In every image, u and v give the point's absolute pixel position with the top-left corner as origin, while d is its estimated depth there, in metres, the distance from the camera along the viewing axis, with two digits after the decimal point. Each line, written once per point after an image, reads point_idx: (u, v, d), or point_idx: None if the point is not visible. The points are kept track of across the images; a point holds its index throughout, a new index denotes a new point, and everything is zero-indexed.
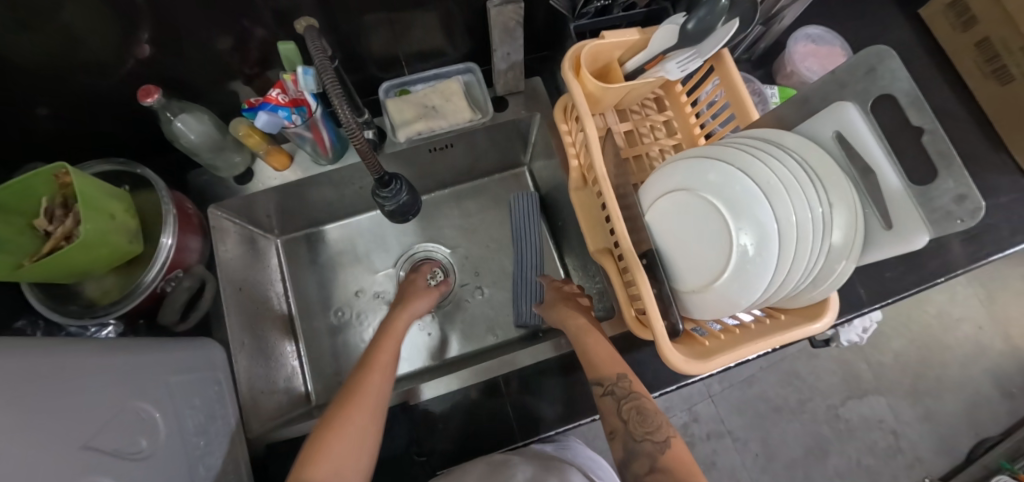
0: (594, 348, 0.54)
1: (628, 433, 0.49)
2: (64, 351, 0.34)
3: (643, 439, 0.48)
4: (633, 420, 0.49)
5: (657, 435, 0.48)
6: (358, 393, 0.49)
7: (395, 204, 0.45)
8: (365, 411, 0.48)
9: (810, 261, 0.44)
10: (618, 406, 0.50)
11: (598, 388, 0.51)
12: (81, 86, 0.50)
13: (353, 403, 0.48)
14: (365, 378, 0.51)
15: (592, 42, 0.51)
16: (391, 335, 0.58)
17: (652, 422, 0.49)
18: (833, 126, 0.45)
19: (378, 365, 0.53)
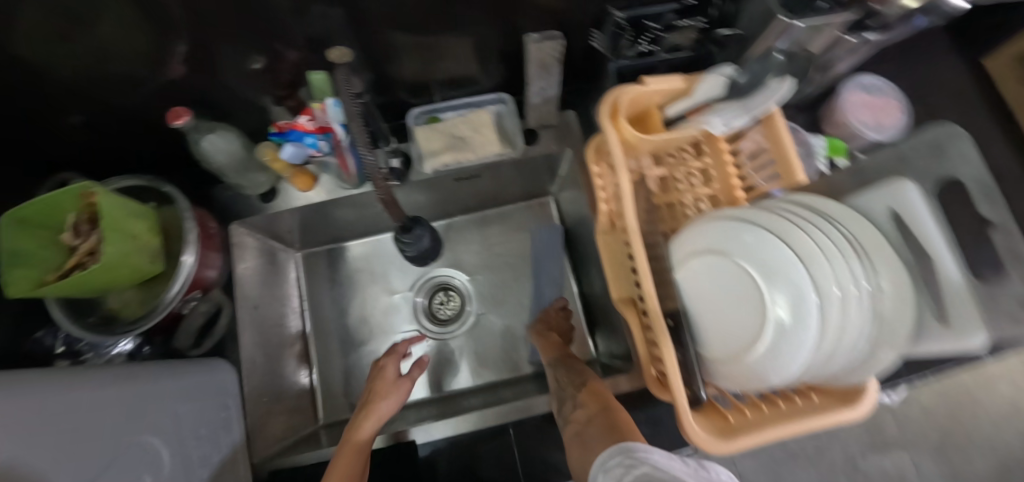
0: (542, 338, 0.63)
1: (558, 389, 0.53)
2: (77, 385, 0.35)
3: (567, 389, 0.51)
4: (562, 376, 0.54)
5: (578, 381, 0.51)
6: (340, 458, 0.46)
7: (416, 248, 0.51)
8: (341, 478, 0.44)
9: (851, 344, 0.41)
10: (553, 371, 0.56)
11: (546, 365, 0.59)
12: (116, 101, 0.50)
13: (331, 470, 0.45)
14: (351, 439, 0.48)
15: (633, 89, 0.49)
16: (386, 380, 0.54)
17: (576, 374, 0.52)
18: (886, 203, 0.42)
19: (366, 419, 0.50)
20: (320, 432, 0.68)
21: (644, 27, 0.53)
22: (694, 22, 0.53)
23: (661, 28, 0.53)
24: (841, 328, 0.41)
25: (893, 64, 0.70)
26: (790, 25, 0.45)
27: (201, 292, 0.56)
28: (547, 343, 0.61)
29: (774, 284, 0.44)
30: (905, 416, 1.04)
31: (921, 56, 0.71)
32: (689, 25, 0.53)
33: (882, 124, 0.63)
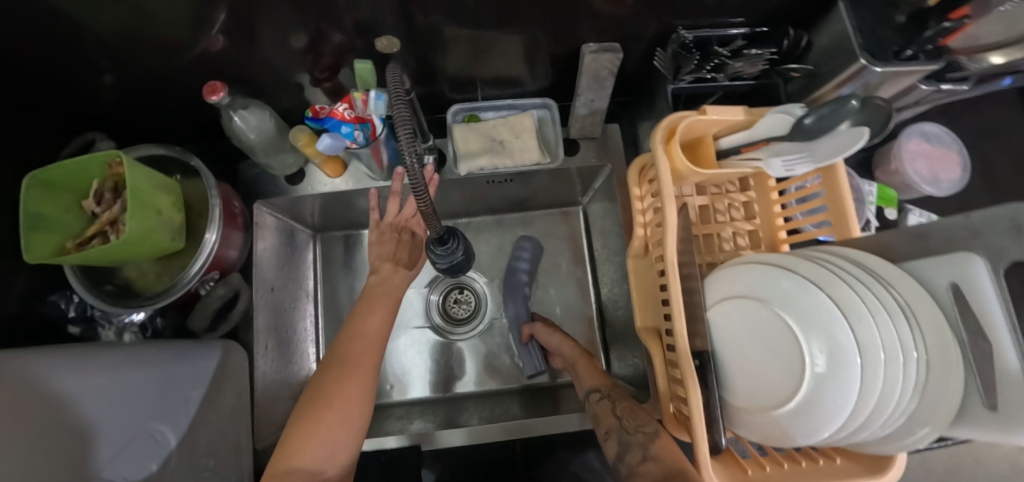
0: (587, 365, 0.62)
1: (622, 427, 0.51)
2: (71, 376, 0.37)
3: (634, 431, 0.50)
4: (626, 416, 0.52)
5: (648, 427, 0.50)
6: (344, 371, 0.46)
7: (446, 263, 0.43)
8: (354, 391, 0.45)
9: (888, 417, 0.39)
10: (613, 406, 0.54)
11: (596, 394, 0.57)
12: (149, 67, 0.48)
13: (345, 377, 0.46)
14: (354, 356, 0.47)
15: (693, 116, 0.46)
16: (382, 302, 0.51)
17: (644, 418, 0.51)
18: (950, 275, 0.38)
19: (368, 334, 0.49)
20: None
21: (710, 51, 0.50)
22: (762, 52, 0.48)
23: (727, 54, 0.49)
24: (880, 401, 0.39)
25: (958, 112, 0.66)
26: (867, 68, 0.44)
27: (220, 274, 0.55)
28: (589, 369, 0.61)
29: (813, 343, 0.42)
30: None
31: (991, 106, 0.67)
32: (758, 55, 0.48)
33: (938, 178, 0.61)
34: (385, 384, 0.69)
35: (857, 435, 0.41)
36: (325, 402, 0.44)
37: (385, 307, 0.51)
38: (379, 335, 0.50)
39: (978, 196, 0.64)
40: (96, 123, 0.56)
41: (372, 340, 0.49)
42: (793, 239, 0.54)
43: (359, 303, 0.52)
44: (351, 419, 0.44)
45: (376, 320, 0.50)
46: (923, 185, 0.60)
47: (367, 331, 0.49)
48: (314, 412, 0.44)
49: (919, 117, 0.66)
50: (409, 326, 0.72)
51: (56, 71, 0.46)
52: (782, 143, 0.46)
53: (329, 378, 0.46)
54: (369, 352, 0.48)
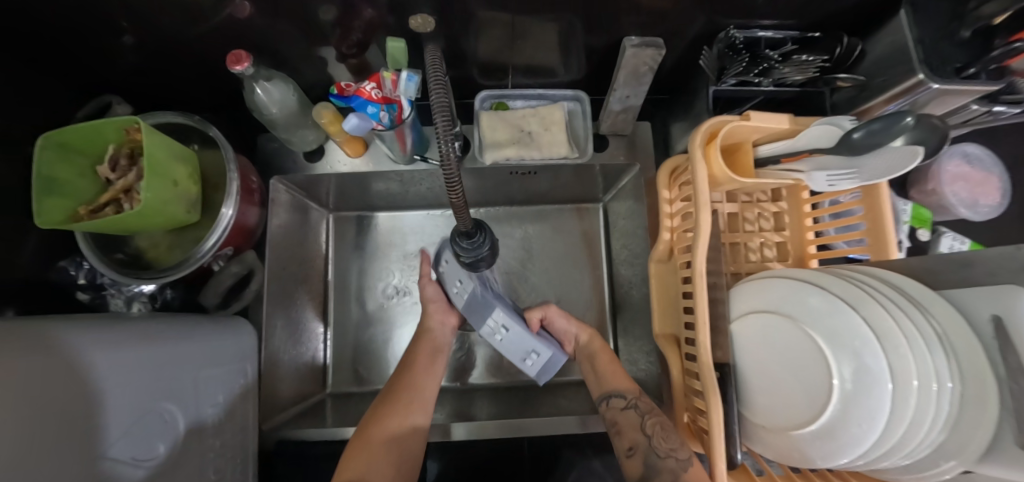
0: (611, 368, 0.57)
1: (651, 447, 0.46)
2: (94, 339, 0.33)
3: (666, 455, 0.45)
4: (657, 435, 0.47)
5: (681, 453, 0.45)
6: (401, 400, 0.52)
7: (472, 257, 0.41)
8: (407, 409, 0.51)
9: (915, 446, 0.39)
10: (641, 420, 0.49)
11: (620, 401, 0.52)
12: (171, 30, 0.46)
13: (404, 398, 0.52)
14: (404, 382, 0.54)
15: (736, 121, 0.44)
16: (433, 346, 0.59)
17: (675, 440, 0.47)
18: (993, 308, 0.37)
19: (419, 369, 0.56)
20: (326, 400, 0.67)
21: (759, 54, 0.47)
22: (813, 59, 0.46)
23: (776, 59, 0.47)
24: (908, 429, 0.38)
25: (1001, 134, 0.64)
26: (923, 83, 0.42)
27: (234, 251, 0.54)
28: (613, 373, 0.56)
29: (844, 368, 0.41)
30: None
31: None
32: (808, 61, 0.46)
33: (977, 202, 0.59)
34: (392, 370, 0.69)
35: (879, 461, 0.41)
36: (380, 417, 0.50)
37: (430, 351, 0.59)
38: (429, 370, 0.57)
39: (1013, 222, 0.62)
40: (111, 85, 0.54)
41: (427, 380, 0.56)
42: (823, 255, 0.53)
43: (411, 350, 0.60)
44: (402, 427, 0.49)
45: (426, 364, 0.57)
46: (960, 208, 0.58)
47: (418, 366, 0.57)
48: (373, 423, 0.49)
49: (959, 137, 0.64)
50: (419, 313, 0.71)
51: (74, 29, 0.43)
52: (826, 156, 0.44)
53: (386, 399, 0.52)
54: (421, 382, 0.55)
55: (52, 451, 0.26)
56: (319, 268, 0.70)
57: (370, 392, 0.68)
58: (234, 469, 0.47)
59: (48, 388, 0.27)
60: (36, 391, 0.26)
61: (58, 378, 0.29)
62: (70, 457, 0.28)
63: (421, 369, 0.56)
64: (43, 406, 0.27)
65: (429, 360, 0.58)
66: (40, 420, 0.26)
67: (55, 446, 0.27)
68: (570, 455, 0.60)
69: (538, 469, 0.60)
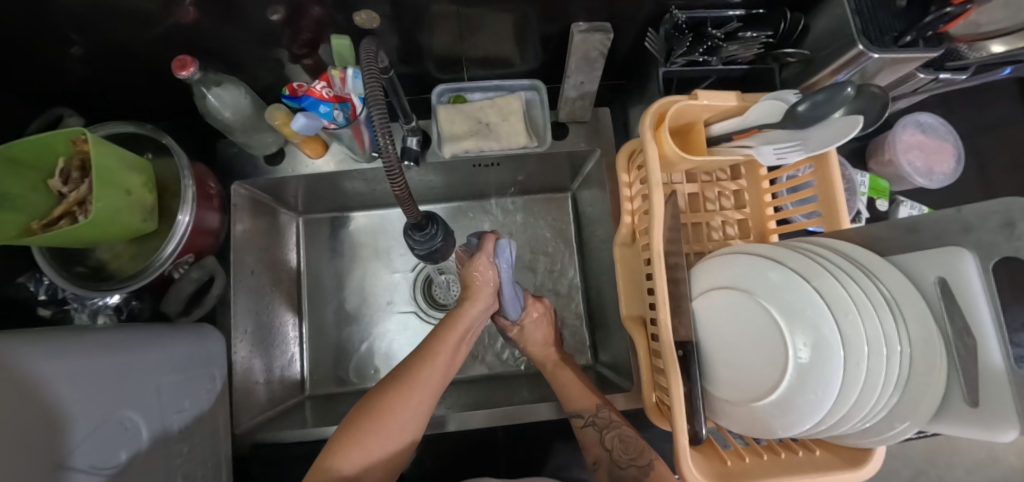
0: (568, 383, 0.57)
1: (613, 461, 0.50)
2: (49, 345, 0.33)
3: (627, 466, 0.49)
4: (616, 448, 0.50)
5: (641, 460, 0.48)
6: (405, 395, 0.44)
7: (427, 248, 0.45)
8: (412, 406, 0.44)
9: (870, 409, 0.39)
10: (601, 436, 0.52)
11: (579, 420, 0.54)
12: (116, 40, 0.46)
13: (405, 396, 0.44)
14: (417, 372, 0.46)
15: (684, 101, 0.45)
16: (457, 327, 0.51)
17: (634, 449, 0.49)
18: (936, 271, 0.38)
19: (437, 360, 0.48)
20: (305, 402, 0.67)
21: (702, 33, 0.48)
22: (758, 35, 0.46)
23: (721, 37, 0.47)
24: (862, 394, 0.39)
25: (958, 103, 0.65)
26: (863, 54, 0.42)
27: (195, 257, 0.54)
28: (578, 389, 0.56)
29: (799, 335, 0.41)
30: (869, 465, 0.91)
31: (988, 97, 0.65)
32: (753, 37, 0.46)
33: (932, 170, 0.60)
34: (369, 369, 0.69)
35: (838, 426, 0.41)
36: (380, 413, 0.43)
37: (455, 336, 0.50)
38: (448, 360, 0.49)
39: (972, 189, 0.63)
40: (62, 97, 0.53)
41: (439, 379, 0.47)
42: (782, 229, 0.53)
43: (433, 331, 0.51)
44: (402, 429, 0.44)
45: (444, 353, 0.49)
46: (916, 177, 0.59)
47: (438, 355, 0.48)
48: (363, 425, 0.42)
49: (915, 107, 0.65)
50: (395, 309, 0.72)
51: (17, 43, 0.43)
52: (775, 131, 0.44)
53: (388, 389, 0.45)
54: (435, 373, 0.47)
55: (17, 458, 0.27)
56: (292, 271, 0.70)
57: (349, 392, 0.68)
58: (205, 472, 0.48)
59: (13, 399, 0.28)
60: (2, 400, 0.27)
61: (21, 386, 0.29)
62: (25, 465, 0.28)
63: (435, 363, 0.47)
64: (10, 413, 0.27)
65: (450, 350, 0.49)
66: (10, 425, 0.27)
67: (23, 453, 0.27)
68: (547, 443, 0.61)
69: (515, 458, 0.60)
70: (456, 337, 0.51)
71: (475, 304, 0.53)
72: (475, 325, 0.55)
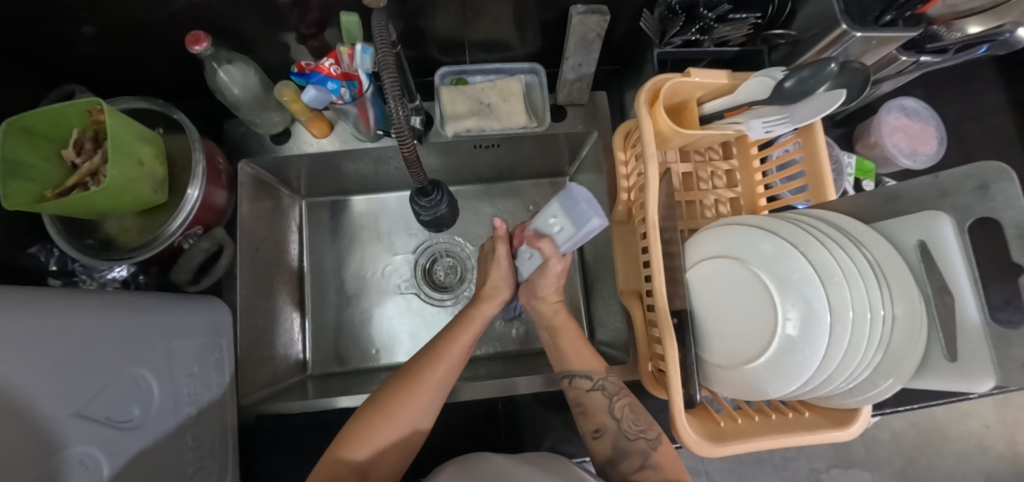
0: (574, 342, 0.57)
1: (621, 431, 0.50)
2: (67, 303, 0.34)
3: (636, 438, 0.50)
4: (626, 418, 0.51)
5: (650, 433, 0.50)
6: (415, 392, 0.46)
7: (433, 211, 0.54)
8: (422, 403, 0.46)
9: (854, 369, 0.41)
10: (610, 403, 0.52)
11: (586, 383, 0.53)
12: (131, 18, 0.47)
13: (412, 394, 0.46)
14: (429, 372, 0.47)
15: (677, 78, 0.47)
16: (467, 328, 0.52)
17: (643, 421, 0.51)
18: (917, 235, 0.40)
19: (450, 359, 0.49)
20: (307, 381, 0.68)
21: (696, 14, 0.49)
22: (747, 16, 0.49)
23: (713, 18, 0.49)
24: (849, 358, 0.40)
25: (939, 89, 0.68)
26: (847, 33, 0.44)
27: (203, 229, 0.55)
28: (590, 357, 0.55)
29: (788, 300, 0.43)
30: (860, 448, 0.93)
31: (968, 84, 0.68)
32: (743, 19, 0.49)
33: (915, 151, 0.63)
34: (370, 349, 0.70)
35: (824, 387, 0.43)
36: (388, 411, 0.45)
37: (469, 336, 0.51)
38: (458, 359, 0.50)
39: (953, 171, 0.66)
40: (75, 75, 0.55)
41: (446, 383, 0.48)
42: (772, 205, 0.56)
43: (449, 327, 0.53)
44: (411, 425, 0.46)
45: (457, 351, 0.50)
46: (899, 158, 0.62)
47: (450, 354, 0.49)
48: (371, 419, 0.44)
49: (899, 92, 0.67)
50: (396, 291, 0.73)
51: (33, 20, 0.44)
52: (766, 107, 0.46)
53: (400, 385, 0.46)
54: (446, 372, 0.48)
55: (20, 406, 0.27)
56: (294, 257, 0.71)
57: (350, 371, 0.69)
58: (212, 439, 0.49)
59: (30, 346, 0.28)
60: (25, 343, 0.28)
61: (35, 335, 0.30)
62: (43, 410, 0.29)
63: (444, 366, 0.48)
64: (20, 357, 0.28)
65: (462, 350, 0.50)
66: (15, 370, 0.27)
67: (29, 399, 0.28)
68: (546, 418, 0.62)
69: (513, 431, 0.61)
70: (468, 339, 0.51)
71: (489, 305, 0.54)
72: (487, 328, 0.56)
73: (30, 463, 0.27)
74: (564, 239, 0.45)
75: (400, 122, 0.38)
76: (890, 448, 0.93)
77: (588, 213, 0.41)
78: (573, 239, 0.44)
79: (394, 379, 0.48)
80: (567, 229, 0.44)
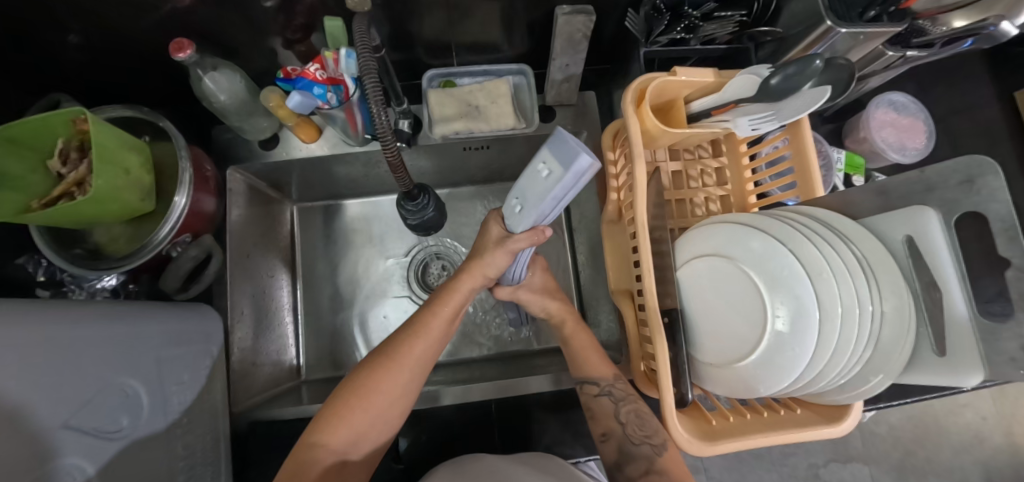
0: (585, 350, 0.57)
1: (626, 435, 0.50)
2: (55, 315, 0.34)
3: (641, 443, 0.49)
4: (631, 423, 0.50)
5: (656, 438, 0.48)
6: (393, 367, 0.45)
7: (420, 217, 0.54)
8: (400, 381, 0.45)
9: (845, 365, 0.41)
10: (616, 408, 0.52)
11: (594, 388, 0.53)
12: (115, 27, 0.47)
13: (391, 370, 0.45)
14: (408, 349, 0.46)
15: (663, 77, 0.47)
16: (449, 304, 0.49)
17: (650, 426, 0.50)
18: (905, 229, 0.40)
19: (428, 333, 0.48)
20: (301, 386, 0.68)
21: (681, 13, 0.49)
22: (732, 14, 0.49)
23: (698, 16, 0.49)
24: (834, 348, 0.40)
25: (929, 83, 0.68)
26: (833, 29, 0.44)
27: (192, 237, 0.54)
28: (599, 362, 0.55)
29: (776, 295, 0.43)
30: (857, 441, 0.93)
31: (957, 79, 0.68)
32: (728, 17, 0.49)
33: (904, 145, 0.63)
34: (364, 353, 0.70)
35: (815, 383, 0.43)
36: (366, 389, 0.44)
37: (448, 310, 0.49)
38: (438, 335, 0.48)
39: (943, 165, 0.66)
40: (61, 85, 0.55)
41: (425, 359, 0.47)
42: (762, 203, 0.56)
43: (428, 300, 0.50)
44: (390, 403, 0.45)
45: (437, 324, 0.48)
46: (889, 152, 0.62)
47: (429, 330, 0.47)
48: (346, 402, 0.43)
49: (888, 87, 0.68)
50: (390, 295, 0.73)
51: (16, 33, 0.44)
52: (751, 106, 0.46)
53: (377, 362, 0.45)
54: (424, 348, 0.47)
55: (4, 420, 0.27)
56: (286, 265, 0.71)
57: (345, 375, 0.69)
58: (204, 447, 0.48)
59: (10, 358, 0.28)
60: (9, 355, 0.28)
61: (23, 348, 0.30)
62: (27, 423, 0.29)
63: (422, 343, 0.47)
64: (6, 370, 0.28)
65: (443, 325, 0.49)
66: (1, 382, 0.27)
67: (15, 411, 0.28)
68: (541, 420, 0.61)
69: (509, 433, 0.61)
70: (448, 314, 0.49)
71: (470, 279, 0.49)
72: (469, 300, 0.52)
73: (18, 476, 0.27)
74: (539, 212, 0.37)
75: (382, 126, 0.38)
76: (886, 441, 0.93)
77: (571, 152, 0.30)
78: (552, 199, 0.33)
79: (371, 357, 0.47)
80: (545, 186, 0.33)
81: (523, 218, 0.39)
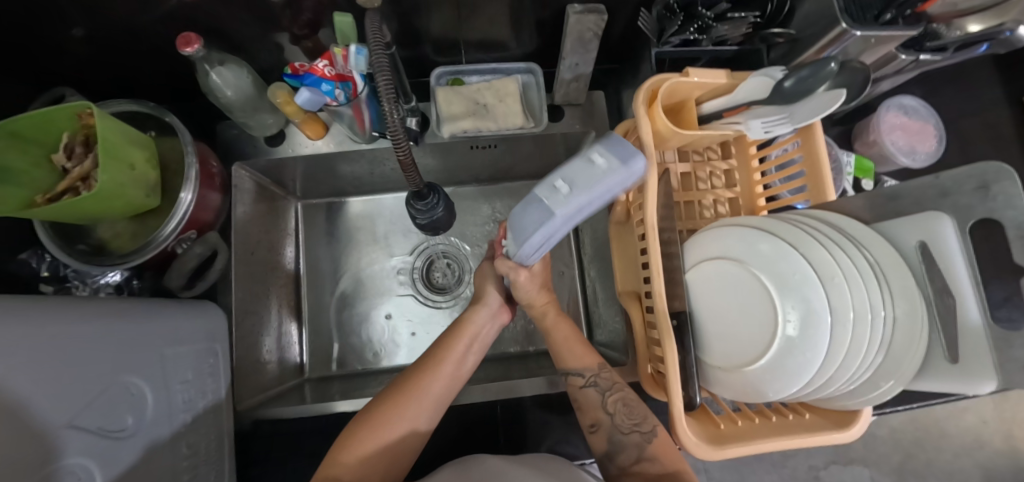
0: (569, 340, 0.55)
1: (614, 425, 0.50)
2: (60, 313, 0.34)
3: (630, 431, 0.49)
4: (619, 413, 0.50)
5: (645, 426, 0.49)
6: (406, 404, 0.45)
7: (429, 217, 0.54)
8: (413, 415, 0.45)
9: (856, 371, 0.40)
10: (603, 399, 0.51)
11: (579, 380, 0.52)
12: (119, 19, 0.46)
13: (404, 405, 0.45)
14: (420, 383, 0.46)
15: (675, 78, 0.47)
16: (464, 336, 0.51)
17: (637, 414, 0.50)
18: (918, 235, 0.39)
19: (441, 368, 0.48)
20: (304, 384, 0.68)
21: (694, 13, 0.48)
22: (746, 15, 0.48)
23: (711, 17, 0.48)
24: (846, 355, 0.40)
25: (940, 86, 0.68)
26: (847, 31, 0.43)
27: (196, 233, 0.54)
28: (580, 351, 0.54)
29: (787, 301, 0.42)
30: (859, 445, 0.93)
31: (968, 83, 0.68)
32: (742, 18, 0.48)
33: (914, 149, 0.63)
34: (369, 351, 0.70)
35: (824, 389, 0.42)
36: (380, 420, 0.44)
37: (460, 347, 0.50)
38: (451, 370, 0.48)
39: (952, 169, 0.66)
40: (65, 79, 0.54)
41: (438, 394, 0.47)
42: (771, 206, 0.55)
43: (442, 337, 0.51)
44: (403, 438, 0.44)
45: (450, 360, 0.49)
46: (899, 156, 0.62)
47: (441, 365, 0.48)
48: (360, 428, 0.43)
49: (898, 90, 0.67)
50: (394, 293, 0.73)
51: (21, 26, 0.44)
52: (764, 107, 0.46)
53: (391, 396, 0.45)
54: (436, 382, 0.47)
55: (13, 417, 0.27)
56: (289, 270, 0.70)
57: (349, 374, 0.69)
58: (208, 445, 0.48)
59: (14, 357, 0.28)
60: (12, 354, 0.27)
61: (28, 347, 0.29)
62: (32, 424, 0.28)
63: (435, 376, 0.47)
64: (10, 369, 0.27)
65: (456, 359, 0.49)
66: (5, 382, 0.27)
67: (20, 411, 0.27)
68: (545, 421, 0.61)
69: (512, 434, 0.61)
70: (460, 349, 0.50)
71: (479, 315, 0.53)
72: (485, 336, 0.54)
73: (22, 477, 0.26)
74: (565, 204, 0.31)
75: (393, 125, 0.38)
76: (887, 444, 0.93)
77: (630, 149, 0.31)
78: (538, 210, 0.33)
79: (386, 389, 0.47)
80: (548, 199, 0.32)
81: (531, 207, 0.33)
